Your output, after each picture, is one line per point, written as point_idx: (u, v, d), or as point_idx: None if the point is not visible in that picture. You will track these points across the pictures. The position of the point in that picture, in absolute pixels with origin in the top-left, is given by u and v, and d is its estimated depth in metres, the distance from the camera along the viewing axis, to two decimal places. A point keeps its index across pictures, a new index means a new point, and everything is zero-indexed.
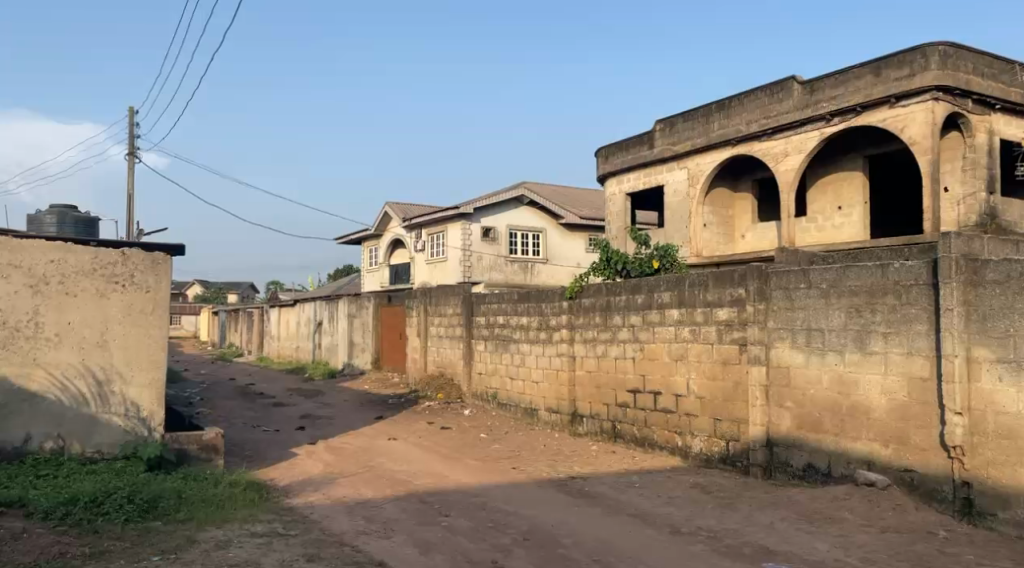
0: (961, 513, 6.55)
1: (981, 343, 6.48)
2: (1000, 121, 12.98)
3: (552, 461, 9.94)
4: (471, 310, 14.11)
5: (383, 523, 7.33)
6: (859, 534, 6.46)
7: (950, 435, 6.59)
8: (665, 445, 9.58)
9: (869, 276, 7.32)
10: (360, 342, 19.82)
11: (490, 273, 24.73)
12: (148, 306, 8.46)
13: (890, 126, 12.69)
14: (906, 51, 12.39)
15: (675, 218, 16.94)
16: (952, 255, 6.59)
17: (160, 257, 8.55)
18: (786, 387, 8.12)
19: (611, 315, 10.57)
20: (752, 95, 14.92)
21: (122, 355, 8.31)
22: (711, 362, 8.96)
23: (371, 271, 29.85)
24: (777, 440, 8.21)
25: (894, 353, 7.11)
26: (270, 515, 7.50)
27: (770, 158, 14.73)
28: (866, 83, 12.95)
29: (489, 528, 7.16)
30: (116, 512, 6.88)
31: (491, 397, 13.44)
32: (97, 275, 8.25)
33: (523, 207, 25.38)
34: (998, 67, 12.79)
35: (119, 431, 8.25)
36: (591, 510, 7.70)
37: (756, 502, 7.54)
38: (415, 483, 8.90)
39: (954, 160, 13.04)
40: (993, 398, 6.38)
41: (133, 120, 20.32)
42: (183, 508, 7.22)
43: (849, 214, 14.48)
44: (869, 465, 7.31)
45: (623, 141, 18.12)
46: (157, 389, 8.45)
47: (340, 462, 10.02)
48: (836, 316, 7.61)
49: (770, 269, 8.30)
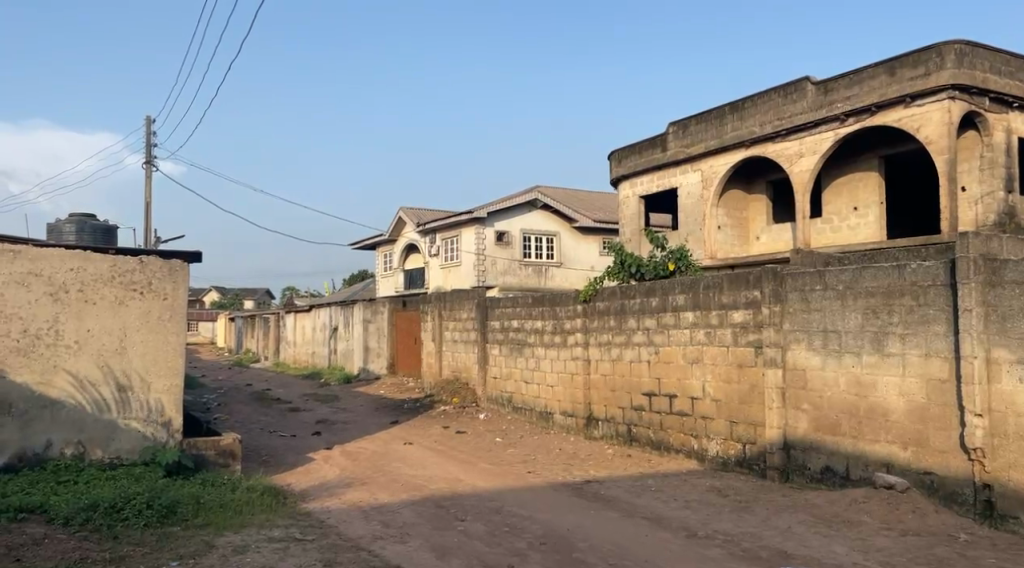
0: (982, 517, 6.49)
1: (1000, 343, 6.43)
2: (1017, 119, 12.87)
3: (567, 464, 9.93)
4: (485, 315, 14.14)
5: (399, 527, 7.35)
6: (878, 537, 6.41)
7: (970, 437, 6.52)
8: (681, 448, 9.55)
9: (885, 277, 7.27)
10: (375, 346, 19.89)
11: (504, 277, 24.75)
12: (166, 313, 8.55)
13: (906, 125, 12.60)
14: (921, 50, 12.31)
15: (689, 220, 16.90)
16: (970, 255, 6.53)
17: (177, 264, 8.65)
18: (802, 390, 8.08)
19: (626, 317, 10.56)
20: (766, 96, 14.85)
21: (140, 361, 8.40)
22: (726, 364, 8.93)
23: (386, 276, 29.96)
24: (794, 443, 8.16)
25: (911, 354, 7.05)
26: (287, 520, 7.54)
27: (784, 159, 14.67)
28: (881, 83, 12.87)
29: (504, 533, 7.16)
30: (136, 518, 6.94)
31: (506, 401, 13.45)
32: (116, 282, 8.35)
33: (537, 210, 25.38)
34: (1015, 65, 12.67)
35: (138, 437, 8.33)
36: (607, 514, 7.69)
37: (773, 506, 7.49)
38: (430, 488, 8.92)
39: (972, 160, 12.93)
40: (1013, 399, 6.32)
41: (149, 128, 20.52)
42: (201, 513, 7.27)
43: (865, 215, 14.39)
44: (888, 468, 7.26)
45: (636, 144, 18.10)
46: (175, 395, 8.53)
47: (355, 466, 10.06)
48: (852, 318, 7.56)
49: (785, 271, 8.27)
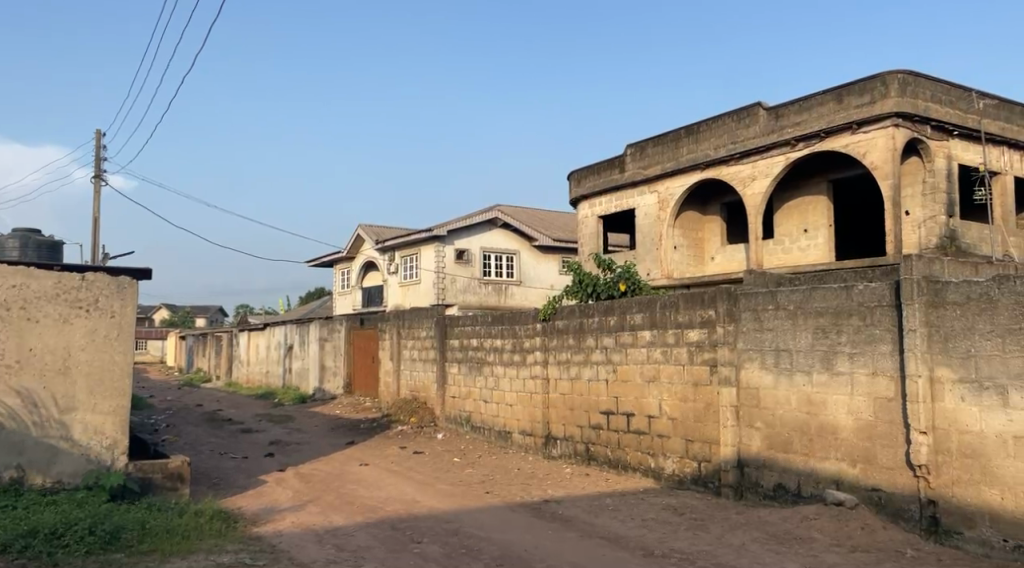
0: (928, 532, 6.64)
1: (943, 362, 6.61)
2: (957, 147, 13.38)
3: (525, 484, 9.88)
4: (445, 333, 14.06)
5: (353, 551, 7.21)
6: (829, 554, 6.52)
7: (915, 454, 6.70)
8: (638, 467, 9.60)
9: (834, 297, 7.47)
10: (331, 365, 19.59)
11: (463, 295, 24.66)
12: (113, 332, 8.29)
13: (852, 151, 13.03)
14: (866, 79, 12.78)
15: (645, 241, 17.14)
16: (914, 277, 6.76)
17: (126, 281, 8.41)
18: (755, 408, 8.24)
19: (585, 336, 10.61)
20: (719, 120, 15.23)
21: (85, 382, 8.12)
22: (683, 383, 9.05)
23: (343, 294, 29.69)
24: (747, 461, 8.30)
25: (859, 373, 7.24)
26: (237, 545, 7.33)
27: (737, 182, 15.02)
28: (829, 109, 13.30)
29: (462, 554, 7.10)
30: (77, 544, 6.68)
31: (464, 421, 13.36)
32: (61, 300, 8.09)
33: (497, 229, 25.42)
34: (954, 95, 13.22)
35: (81, 459, 8.04)
36: (565, 534, 7.67)
37: (727, 523, 7.58)
38: (386, 510, 8.78)
39: (914, 185, 13.40)
40: (956, 417, 6.50)
41: (98, 141, 20.01)
42: (147, 539, 7.01)
43: (814, 237, 14.79)
44: (837, 485, 7.41)
45: (593, 165, 18.35)
46: (121, 416, 8.25)
47: (309, 488, 9.86)
48: (803, 337, 7.74)
49: (738, 291, 8.45)
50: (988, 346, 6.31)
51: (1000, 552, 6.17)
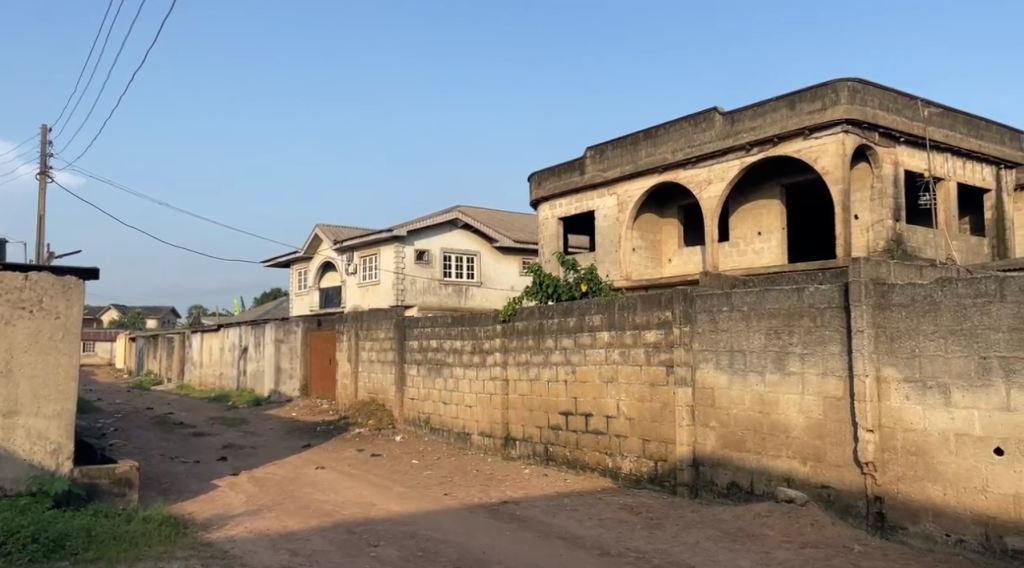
0: (874, 528, 6.83)
1: (889, 363, 6.80)
2: (904, 154, 13.80)
3: (484, 485, 9.88)
4: (404, 335, 13.97)
5: (307, 556, 7.12)
6: (780, 550, 6.63)
7: (863, 452, 6.88)
8: (596, 467, 9.68)
9: (786, 299, 7.62)
10: (288, 367, 19.31)
11: (423, 297, 24.56)
12: (58, 333, 8.02)
13: (804, 156, 13.34)
14: (817, 85, 13.10)
15: (605, 242, 17.28)
16: (862, 280, 6.93)
17: (71, 281, 8.14)
18: (710, 407, 8.37)
19: (544, 337, 10.64)
20: (675, 125, 15.45)
21: (29, 385, 7.85)
22: (640, 384, 9.15)
23: (299, 295, 29.34)
24: (702, 460, 8.43)
25: (810, 373, 7.41)
26: (186, 551, 7.15)
27: (693, 185, 15.24)
28: (782, 115, 13.60)
29: (419, 557, 7.05)
30: (20, 553, 6.47)
31: (424, 423, 13.28)
32: (2, 300, 7.80)
33: (457, 230, 25.33)
34: (901, 103, 13.65)
35: (24, 465, 7.76)
36: (523, 535, 7.69)
37: (682, 522, 7.68)
38: (343, 513, 8.68)
39: (863, 190, 13.76)
40: (901, 415, 6.69)
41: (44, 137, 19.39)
42: (92, 546, 6.82)
43: (768, 240, 15.10)
44: (789, 482, 7.56)
45: (553, 166, 18.45)
46: (66, 420, 7.98)
47: (263, 493, 9.69)
48: (757, 338, 7.90)
49: (694, 292, 8.58)
50: (932, 346, 6.51)
51: (943, 546, 6.38)
